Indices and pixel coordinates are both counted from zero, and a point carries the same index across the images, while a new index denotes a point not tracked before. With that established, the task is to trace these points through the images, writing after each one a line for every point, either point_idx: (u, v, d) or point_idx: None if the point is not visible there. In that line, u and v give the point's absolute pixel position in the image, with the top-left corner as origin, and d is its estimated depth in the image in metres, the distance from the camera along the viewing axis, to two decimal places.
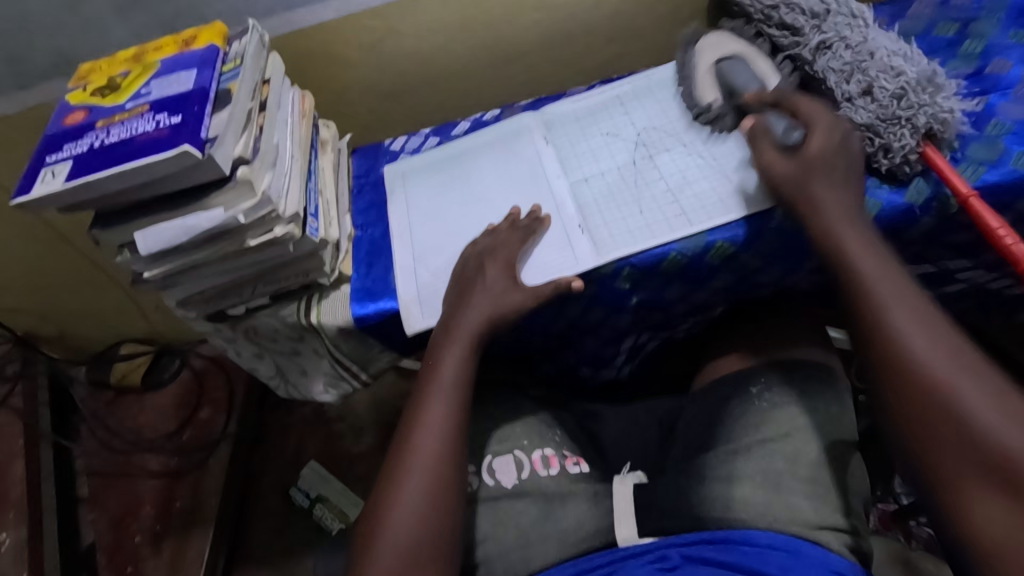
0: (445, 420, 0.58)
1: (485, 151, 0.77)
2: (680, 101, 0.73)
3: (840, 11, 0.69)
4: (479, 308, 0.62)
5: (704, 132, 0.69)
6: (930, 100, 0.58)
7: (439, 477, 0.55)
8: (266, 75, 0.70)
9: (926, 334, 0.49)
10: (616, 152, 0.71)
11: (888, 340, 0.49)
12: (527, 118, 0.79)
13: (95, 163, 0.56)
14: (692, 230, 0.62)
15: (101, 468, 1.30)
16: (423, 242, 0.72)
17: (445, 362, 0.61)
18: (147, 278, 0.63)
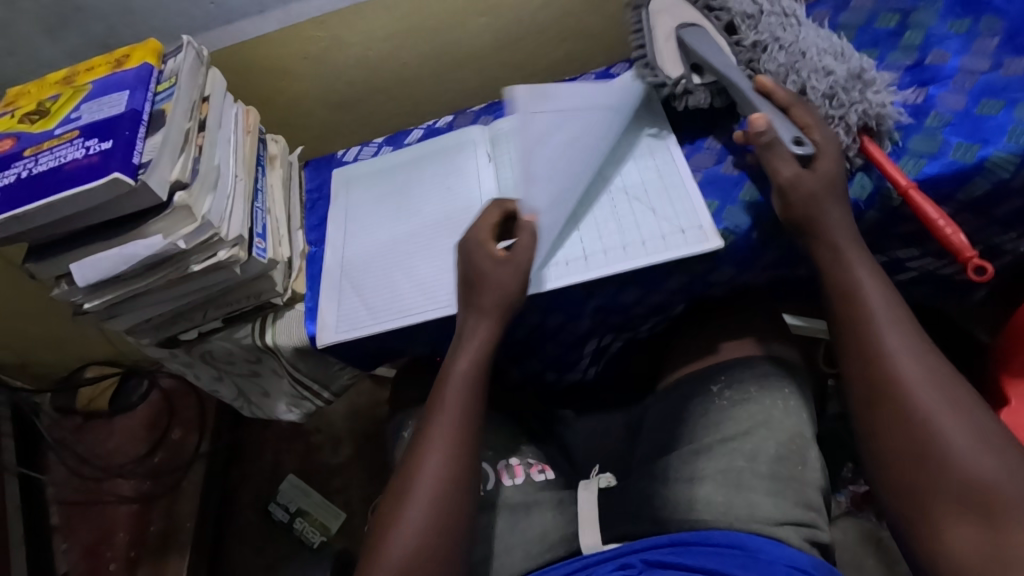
0: (455, 441, 0.57)
1: (430, 168, 0.76)
2: (625, 121, 0.72)
3: (773, 10, 0.68)
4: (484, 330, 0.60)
5: (642, 161, 0.69)
6: (861, 96, 0.59)
7: (443, 496, 0.55)
8: (205, 92, 0.68)
9: (920, 378, 0.50)
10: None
11: (886, 382, 0.51)
12: (474, 130, 0.78)
13: (23, 195, 0.54)
14: (625, 265, 0.62)
15: (70, 496, 1.26)
16: (362, 260, 0.71)
17: (456, 366, 0.60)
18: (88, 310, 0.61)
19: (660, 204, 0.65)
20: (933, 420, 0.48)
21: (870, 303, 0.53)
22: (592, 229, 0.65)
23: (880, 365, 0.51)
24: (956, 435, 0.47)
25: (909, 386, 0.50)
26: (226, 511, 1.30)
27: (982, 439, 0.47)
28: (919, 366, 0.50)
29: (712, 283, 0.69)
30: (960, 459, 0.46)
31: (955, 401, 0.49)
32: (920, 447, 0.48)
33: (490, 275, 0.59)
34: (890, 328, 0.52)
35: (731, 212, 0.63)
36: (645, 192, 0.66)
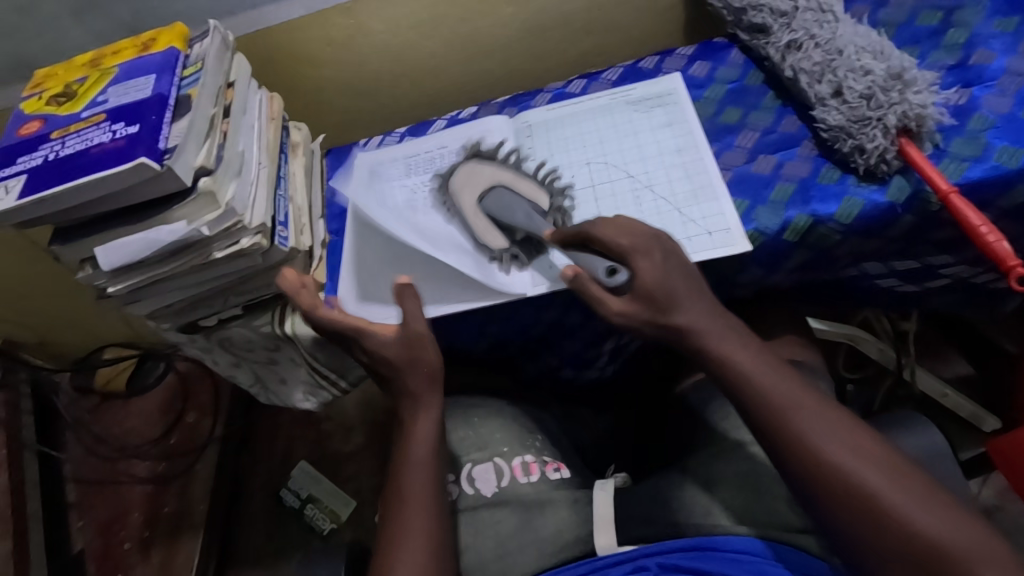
0: (429, 526, 0.54)
1: (450, 159, 0.74)
2: (650, 118, 0.70)
3: (809, 6, 0.66)
4: (433, 400, 0.58)
5: (667, 160, 0.66)
6: (901, 97, 0.56)
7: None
8: (230, 78, 0.67)
9: (840, 440, 0.47)
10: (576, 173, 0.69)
11: (809, 454, 0.47)
12: (498, 122, 0.76)
13: (50, 177, 0.54)
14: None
15: (87, 475, 1.28)
16: (381, 253, 0.70)
17: (415, 448, 0.57)
18: (111, 294, 0.61)
19: (684, 199, 0.63)
20: (869, 490, 0.45)
21: (769, 389, 0.49)
22: None
23: (796, 453, 0.47)
24: (896, 502, 0.44)
25: (835, 465, 0.46)
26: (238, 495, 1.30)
27: (917, 493, 0.44)
28: (831, 432, 0.47)
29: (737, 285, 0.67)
30: (905, 522, 0.44)
31: (868, 458, 0.46)
32: (861, 527, 0.45)
33: (422, 363, 0.57)
34: (791, 400, 0.49)
35: (764, 211, 0.60)
36: (672, 192, 0.64)
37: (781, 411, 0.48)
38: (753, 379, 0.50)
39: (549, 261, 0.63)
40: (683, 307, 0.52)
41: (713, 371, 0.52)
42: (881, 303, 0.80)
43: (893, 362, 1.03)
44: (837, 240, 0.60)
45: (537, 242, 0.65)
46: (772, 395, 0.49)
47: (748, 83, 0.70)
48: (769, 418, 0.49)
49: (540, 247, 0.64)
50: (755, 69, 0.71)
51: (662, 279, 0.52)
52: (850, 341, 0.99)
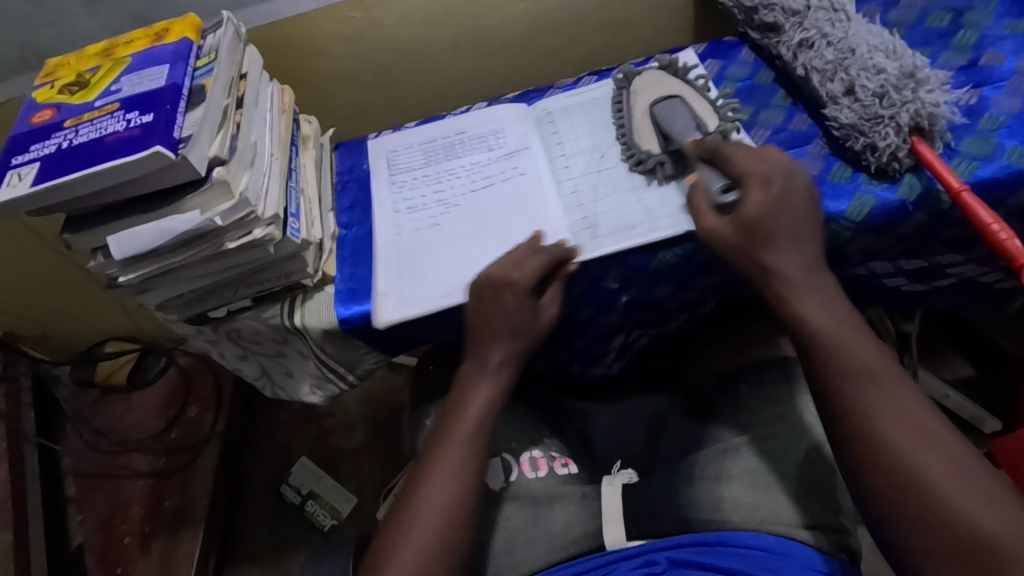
0: (461, 468, 0.55)
1: (465, 151, 0.75)
2: (674, 94, 0.71)
3: (821, 6, 0.67)
4: (500, 351, 0.60)
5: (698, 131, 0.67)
6: (914, 95, 0.56)
7: (452, 524, 0.53)
8: (243, 69, 0.67)
9: (907, 423, 0.46)
10: (604, 154, 0.70)
11: (869, 427, 0.47)
12: (519, 109, 0.77)
13: (63, 165, 0.54)
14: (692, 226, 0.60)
15: (88, 468, 1.28)
16: (413, 239, 0.70)
17: (472, 404, 0.59)
18: (122, 283, 0.61)
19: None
20: (924, 475, 0.44)
21: (848, 351, 0.50)
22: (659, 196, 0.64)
23: (864, 420, 0.47)
24: (947, 489, 0.44)
25: (893, 446, 0.46)
26: (240, 490, 1.30)
27: (975, 488, 0.43)
28: (898, 414, 0.47)
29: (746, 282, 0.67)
30: (955, 513, 0.43)
31: (932, 447, 0.45)
32: (910, 512, 0.44)
33: (504, 307, 0.59)
34: (861, 371, 0.49)
35: None
36: None
37: (858, 372, 0.49)
38: (832, 340, 0.50)
39: (590, 232, 0.63)
40: (774, 242, 0.54)
41: (788, 323, 0.53)
42: (886, 302, 0.80)
43: None
44: (848, 237, 0.60)
45: (575, 216, 0.65)
46: (853, 360, 0.49)
47: (758, 82, 0.70)
48: (843, 382, 0.49)
49: (576, 220, 0.65)
50: (766, 68, 0.71)
51: (766, 215, 0.54)
52: None
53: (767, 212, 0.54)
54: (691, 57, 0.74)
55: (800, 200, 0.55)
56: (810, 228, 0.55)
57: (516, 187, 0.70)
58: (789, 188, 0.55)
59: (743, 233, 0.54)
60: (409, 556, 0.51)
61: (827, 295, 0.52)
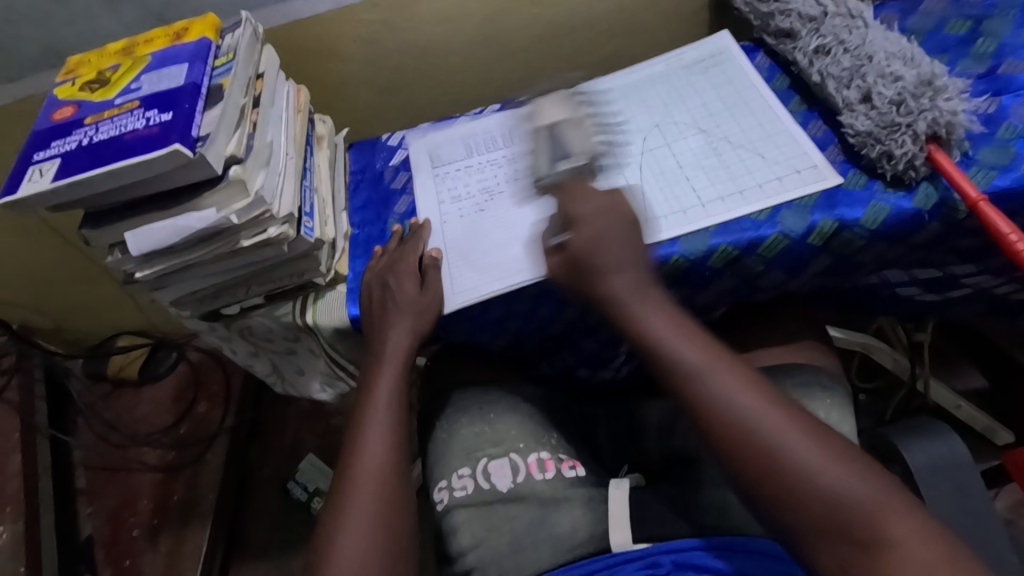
0: (388, 440, 0.58)
1: (483, 152, 0.75)
2: (710, 82, 0.72)
3: (838, 12, 0.66)
4: (397, 339, 0.63)
5: (737, 116, 0.68)
6: (932, 104, 0.56)
7: (383, 498, 0.55)
8: (260, 69, 0.68)
9: (733, 391, 0.46)
10: (647, 136, 0.70)
11: (701, 391, 0.47)
12: (555, 96, 0.78)
13: (84, 161, 0.54)
14: (748, 210, 0.60)
15: (98, 461, 1.29)
16: (459, 226, 0.69)
17: (381, 386, 0.62)
18: (139, 279, 0.61)
19: (771, 151, 0.64)
20: (781, 440, 0.43)
21: (676, 344, 0.49)
22: (704, 178, 0.64)
23: (722, 413, 0.45)
24: (808, 452, 0.43)
25: (741, 409, 0.45)
26: (247, 486, 1.31)
27: (830, 453, 0.42)
28: (744, 383, 0.46)
29: (759, 288, 0.67)
30: (815, 475, 0.42)
31: (790, 412, 0.45)
32: (774, 493, 0.43)
33: (399, 295, 0.64)
34: (679, 344, 0.49)
35: (790, 213, 0.59)
36: (749, 141, 0.65)
37: (691, 364, 0.48)
38: (663, 340, 0.50)
39: (641, 217, 0.64)
40: (605, 269, 0.54)
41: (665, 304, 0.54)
42: (899, 311, 0.80)
43: (907, 372, 1.02)
44: (861, 246, 0.60)
45: (624, 200, 0.65)
46: (678, 352, 0.49)
47: (773, 87, 0.70)
48: (682, 376, 0.48)
49: (627, 206, 0.65)
50: (781, 73, 0.71)
51: (591, 239, 0.55)
52: (864, 350, 1.00)
53: (594, 245, 0.54)
54: (730, 45, 0.75)
55: (609, 229, 0.56)
56: (633, 241, 0.56)
57: None
58: (616, 226, 0.56)
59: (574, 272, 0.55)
60: (352, 538, 0.52)
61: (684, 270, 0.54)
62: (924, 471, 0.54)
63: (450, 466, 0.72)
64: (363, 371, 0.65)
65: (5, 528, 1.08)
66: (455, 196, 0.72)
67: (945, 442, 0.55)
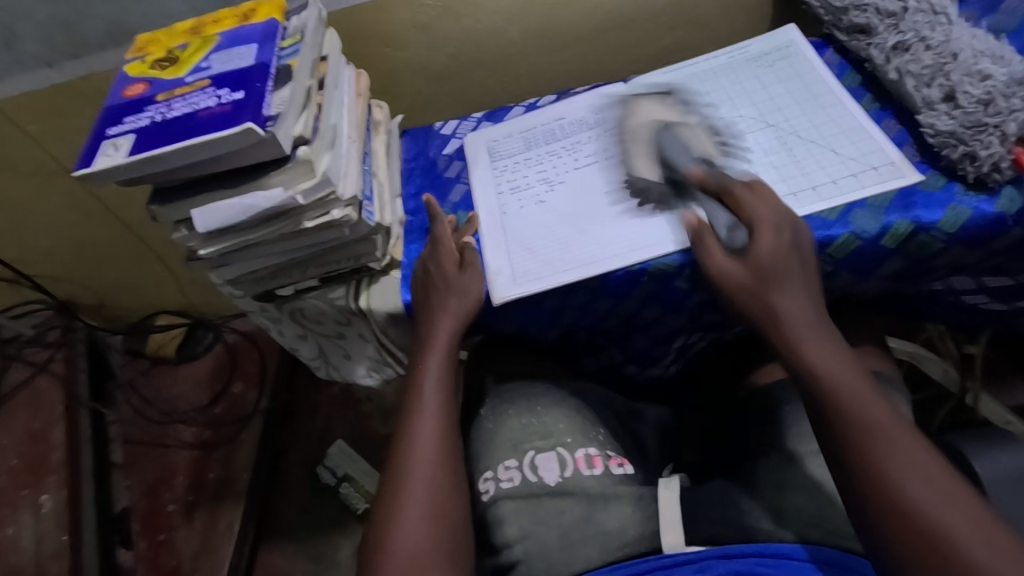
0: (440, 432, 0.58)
1: (541, 144, 0.74)
2: (778, 74, 0.70)
3: (919, 7, 0.64)
4: (444, 328, 0.63)
5: (807, 111, 0.66)
6: (1023, 104, 0.54)
7: (439, 488, 0.54)
8: (324, 52, 0.68)
9: (849, 378, 0.49)
10: (711, 128, 0.69)
11: (824, 376, 0.49)
12: (614, 88, 0.77)
13: (158, 137, 0.55)
14: (820, 207, 0.59)
15: (135, 436, 1.32)
16: (519, 217, 0.69)
17: (428, 378, 0.61)
18: (202, 256, 0.62)
19: (844, 147, 0.62)
20: (879, 440, 0.46)
21: (789, 318, 0.53)
22: (775, 174, 0.63)
23: (893, 454, 0.45)
24: (896, 459, 0.45)
25: (839, 394, 0.48)
26: (279, 467, 1.32)
27: (927, 467, 0.45)
28: (832, 365, 0.50)
29: (823, 289, 0.65)
30: (897, 479, 0.44)
31: (875, 416, 0.47)
32: (869, 475, 0.45)
33: (448, 280, 0.64)
34: (799, 329, 0.52)
35: (861, 214, 0.58)
36: (820, 136, 0.64)
37: (867, 406, 0.47)
38: (778, 312, 0.53)
39: (708, 210, 0.62)
40: (779, 280, 0.54)
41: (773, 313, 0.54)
42: (962, 320, 0.77)
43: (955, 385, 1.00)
44: (938, 249, 0.58)
45: (691, 192, 0.64)
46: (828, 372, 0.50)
47: (843, 84, 0.68)
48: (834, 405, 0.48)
49: (693, 199, 0.64)
50: (852, 71, 0.69)
51: (776, 249, 0.54)
52: (914, 359, 0.97)
53: (778, 259, 0.54)
54: (797, 40, 0.73)
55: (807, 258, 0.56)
56: (814, 283, 0.55)
57: (620, 165, 0.69)
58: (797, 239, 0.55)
59: (760, 269, 0.54)
60: (410, 529, 0.52)
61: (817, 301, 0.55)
62: (999, 483, 0.52)
63: (496, 457, 0.71)
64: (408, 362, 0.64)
65: (48, 496, 1.10)
66: (513, 187, 0.72)
67: (1021, 453, 0.53)
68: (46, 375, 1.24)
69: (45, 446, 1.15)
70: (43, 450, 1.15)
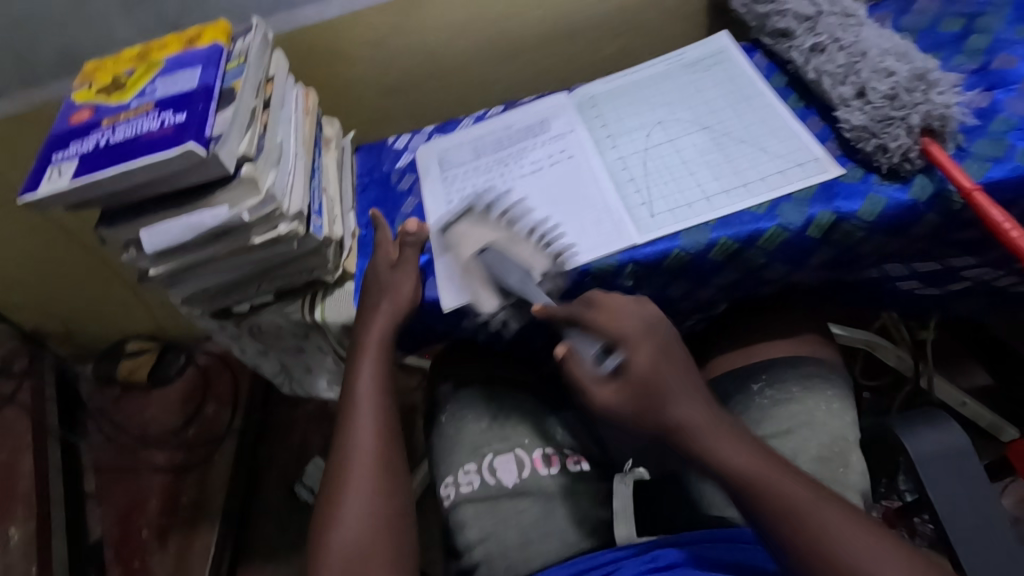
0: (381, 428, 0.59)
1: (489, 154, 0.77)
2: (712, 79, 0.73)
3: (833, 11, 0.68)
4: (380, 326, 0.64)
5: (739, 113, 0.69)
6: (925, 98, 0.57)
7: (376, 486, 0.56)
8: (270, 72, 0.70)
9: (731, 438, 0.51)
10: (650, 133, 0.71)
11: (701, 442, 0.51)
12: (558, 98, 0.79)
13: (101, 161, 0.56)
14: (749, 203, 0.62)
15: (107, 463, 1.30)
16: (467, 225, 0.71)
17: (362, 380, 0.62)
18: (152, 276, 0.63)
19: (773, 146, 0.65)
20: (780, 495, 0.48)
21: (676, 404, 0.52)
22: (709, 174, 0.65)
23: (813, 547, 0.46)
24: (804, 504, 0.47)
25: (739, 471, 0.49)
26: (254, 487, 1.31)
27: (819, 497, 0.47)
28: (731, 446, 0.50)
29: (762, 280, 0.68)
30: (825, 527, 0.46)
31: (767, 479, 0.48)
32: (808, 538, 0.46)
33: (380, 280, 0.67)
34: (679, 399, 0.52)
35: (788, 207, 0.61)
36: (751, 137, 0.67)
37: (769, 491, 0.48)
38: (666, 397, 0.52)
39: (646, 211, 0.65)
40: (671, 398, 0.52)
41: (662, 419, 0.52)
42: (904, 305, 0.80)
43: (910, 369, 1.03)
44: (861, 237, 0.61)
45: (630, 195, 0.67)
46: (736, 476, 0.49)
47: (771, 85, 0.72)
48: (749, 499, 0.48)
49: (634, 201, 0.66)
50: (779, 72, 0.73)
51: (646, 383, 0.52)
52: (868, 347, 1.00)
53: (656, 371, 0.52)
54: (729, 46, 0.77)
55: (679, 351, 0.54)
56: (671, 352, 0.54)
57: (564, 171, 0.71)
58: (658, 338, 0.54)
59: (635, 395, 0.52)
60: (351, 523, 0.53)
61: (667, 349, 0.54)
62: (926, 458, 0.54)
63: (457, 461, 0.72)
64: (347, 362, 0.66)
65: (16, 528, 1.09)
66: (463, 197, 0.74)
67: (947, 428, 0.55)
68: (13, 406, 1.23)
69: (12, 478, 1.14)
70: (10, 482, 1.13)
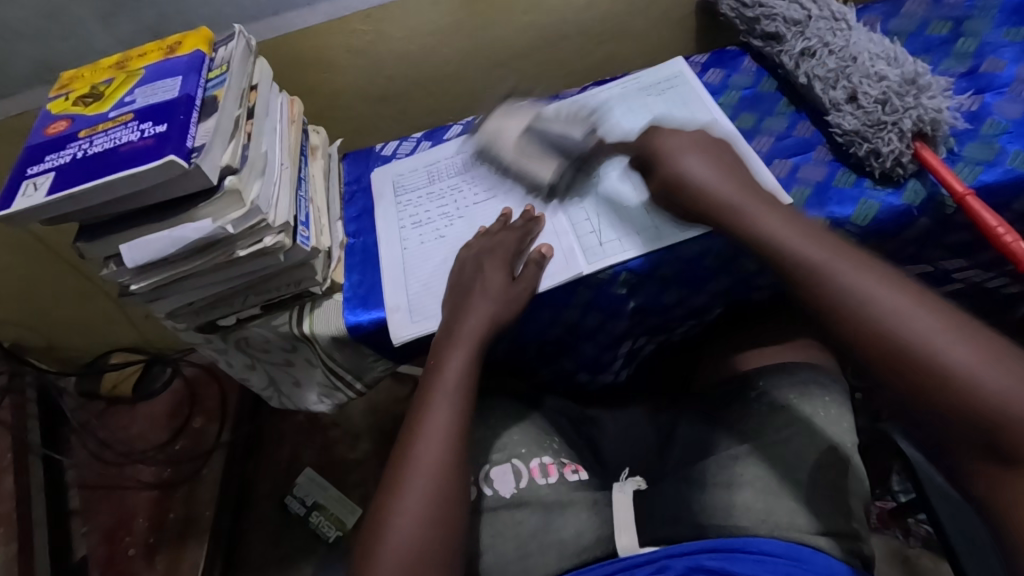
0: (450, 425, 0.56)
1: (445, 180, 0.76)
2: (664, 101, 0.73)
3: (822, 15, 0.68)
4: (479, 315, 0.61)
5: (691, 141, 0.68)
6: (916, 102, 0.57)
7: (439, 490, 0.53)
8: (254, 80, 0.68)
9: (800, 229, 0.50)
10: (604, 158, 0.70)
11: (766, 240, 0.51)
12: (518, 120, 0.78)
13: (79, 174, 0.54)
14: (686, 234, 0.61)
15: (92, 480, 1.26)
16: (419, 252, 0.71)
17: (449, 364, 0.59)
18: (134, 291, 0.61)
19: None
20: (822, 273, 0.47)
21: (746, 212, 0.53)
22: None
23: (861, 317, 0.44)
24: (863, 287, 0.45)
25: (779, 242, 0.50)
26: (244, 500, 1.28)
27: (866, 273, 0.46)
28: (792, 232, 0.50)
29: (755, 286, 0.68)
30: (850, 293, 0.45)
31: (824, 265, 0.47)
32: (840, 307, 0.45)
33: (485, 274, 0.62)
34: (711, 177, 0.55)
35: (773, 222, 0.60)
36: None
37: (803, 267, 0.48)
38: (727, 202, 0.54)
39: (596, 238, 0.64)
40: (722, 197, 0.54)
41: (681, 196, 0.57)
42: None
43: None
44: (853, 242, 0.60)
45: (580, 222, 0.66)
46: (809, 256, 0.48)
47: (761, 90, 0.72)
48: (804, 282, 0.48)
49: (582, 228, 0.65)
50: (768, 77, 0.72)
51: (703, 186, 0.55)
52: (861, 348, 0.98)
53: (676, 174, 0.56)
54: (684, 70, 0.75)
55: (714, 159, 0.56)
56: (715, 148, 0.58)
57: (518, 199, 0.70)
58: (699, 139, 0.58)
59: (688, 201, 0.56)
60: (404, 524, 0.51)
61: (727, 169, 0.56)
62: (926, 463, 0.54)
63: None
64: (432, 349, 0.62)
65: None
66: (416, 224, 0.74)
67: None
68: None
69: None
70: None
